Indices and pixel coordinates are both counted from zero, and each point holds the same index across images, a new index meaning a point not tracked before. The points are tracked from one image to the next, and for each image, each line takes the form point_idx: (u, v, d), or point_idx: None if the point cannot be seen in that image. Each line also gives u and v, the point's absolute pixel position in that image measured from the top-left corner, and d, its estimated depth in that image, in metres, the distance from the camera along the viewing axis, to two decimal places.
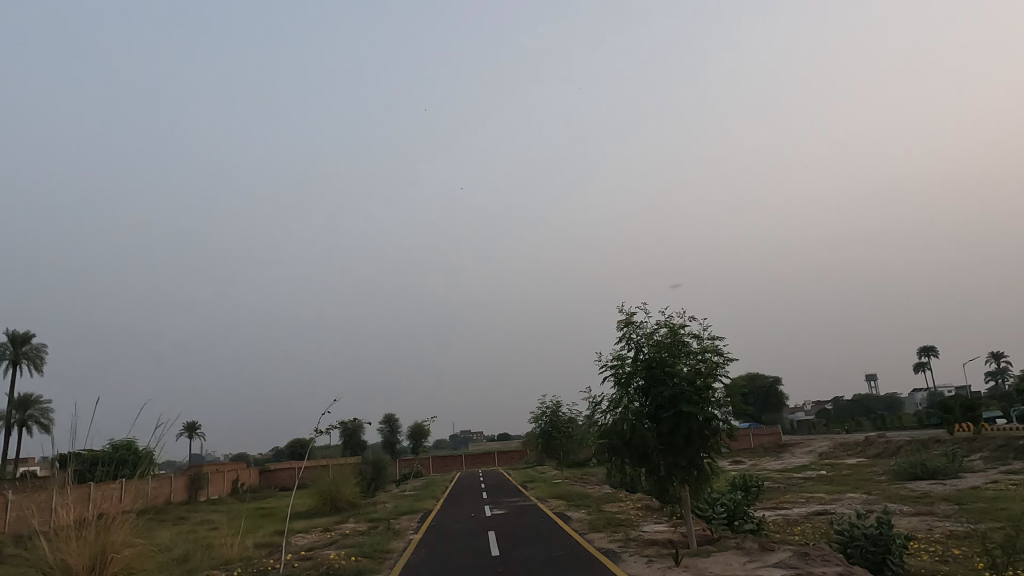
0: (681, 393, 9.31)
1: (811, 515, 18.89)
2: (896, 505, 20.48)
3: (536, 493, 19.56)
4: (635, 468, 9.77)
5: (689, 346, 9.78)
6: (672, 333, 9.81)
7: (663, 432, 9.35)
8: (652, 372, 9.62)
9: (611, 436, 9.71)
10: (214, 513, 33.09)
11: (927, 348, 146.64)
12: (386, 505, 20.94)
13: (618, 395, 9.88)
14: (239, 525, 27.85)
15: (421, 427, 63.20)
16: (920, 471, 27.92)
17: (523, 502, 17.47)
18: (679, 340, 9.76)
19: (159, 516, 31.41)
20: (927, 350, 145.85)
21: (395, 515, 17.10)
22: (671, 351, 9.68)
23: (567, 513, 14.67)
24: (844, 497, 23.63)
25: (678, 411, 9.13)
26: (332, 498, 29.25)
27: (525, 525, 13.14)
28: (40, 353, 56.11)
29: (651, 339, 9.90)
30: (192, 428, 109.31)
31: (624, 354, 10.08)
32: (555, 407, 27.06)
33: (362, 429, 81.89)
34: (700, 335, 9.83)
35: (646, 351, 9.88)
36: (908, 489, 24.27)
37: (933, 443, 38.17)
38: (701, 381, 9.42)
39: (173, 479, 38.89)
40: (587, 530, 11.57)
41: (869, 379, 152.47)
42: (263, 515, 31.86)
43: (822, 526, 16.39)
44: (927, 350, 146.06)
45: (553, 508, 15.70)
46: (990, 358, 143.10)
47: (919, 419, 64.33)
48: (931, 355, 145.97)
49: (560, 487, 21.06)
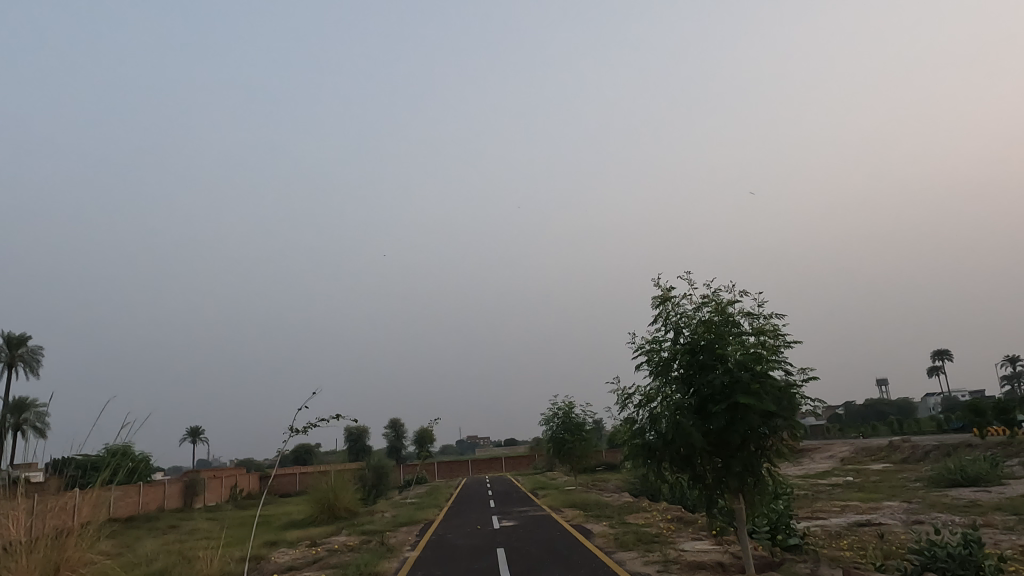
0: (734, 382, 7.57)
1: (855, 527, 17.01)
2: (945, 515, 18.58)
3: (548, 502, 17.78)
4: (677, 475, 8.06)
5: (740, 327, 8.04)
6: (721, 311, 8.10)
7: (712, 430, 7.60)
8: (695, 357, 7.93)
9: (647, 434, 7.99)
10: (207, 522, 31.46)
11: (943, 353, 143.66)
12: (384, 515, 19.21)
13: (654, 387, 8.20)
14: (229, 536, 26.14)
15: (427, 431, 61.58)
16: (961, 478, 25.96)
17: (535, 512, 15.71)
18: (728, 319, 8.05)
19: (149, 525, 29.81)
20: (943, 354, 143.00)
21: (390, 528, 15.37)
22: (719, 332, 7.98)
23: (585, 525, 12.93)
24: (883, 506, 21.74)
25: (730, 404, 7.40)
26: (329, 506, 27.62)
27: (538, 540, 11.40)
28: (36, 355, 54.57)
29: (693, 318, 8.20)
30: (197, 432, 108.10)
31: (661, 338, 8.40)
32: (568, 408, 25.24)
33: (367, 434, 80.27)
34: (753, 314, 8.11)
35: (687, 333, 8.19)
36: (952, 497, 22.33)
37: (965, 448, 36.15)
38: (757, 368, 7.68)
39: (167, 485, 37.31)
40: (614, 546, 9.88)
41: (882, 385, 149.54)
42: (258, 524, 30.21)
43: (871, 540, 14.61)
44: (942, 355, 143.28)
45: (569, 518, 14.01)
46: (1005, 362, 140.27)
47: (940, 424, 62.09)
48: (946, 359, 142.92)
49: (575, 495, 19.29)
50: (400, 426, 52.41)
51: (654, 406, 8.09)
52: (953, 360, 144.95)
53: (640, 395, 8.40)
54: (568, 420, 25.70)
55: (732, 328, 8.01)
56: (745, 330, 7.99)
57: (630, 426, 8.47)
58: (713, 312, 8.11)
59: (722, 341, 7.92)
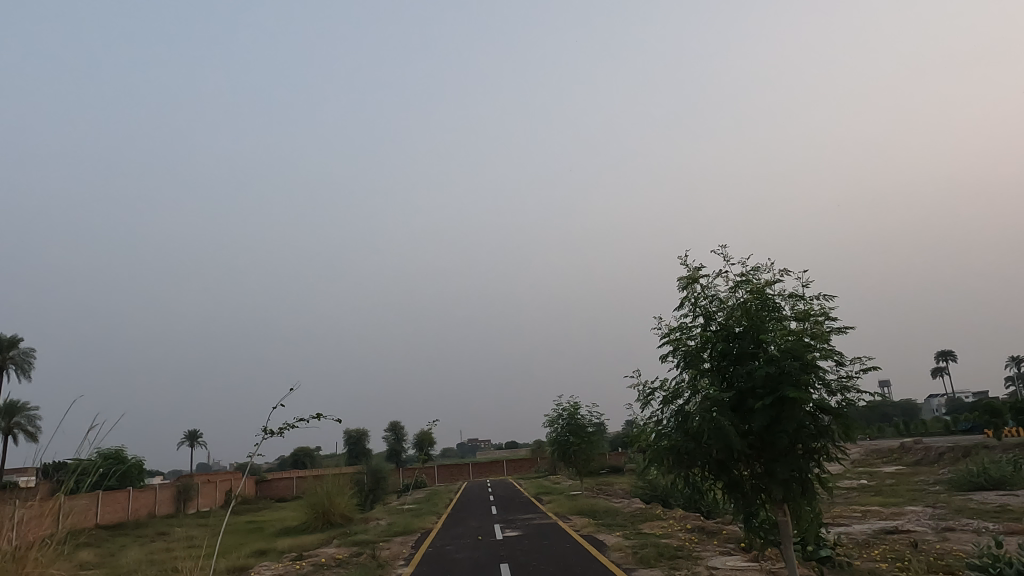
0: (779, 374, 6.48)
1: (883, 535, 15.90)
2: (976, 521, 17.50)
3: (554, 509, 16.68)
4: (710, 483, 6.94)
5: (781, 311, 6.94)
6: (759, 293, 6.98)
7: (752, 430, 6.50)
8: (731, 345, 6.86)
9: (676, 436, 6.88)
10: (197, 529, 30.35)
11: (946, 354, 142.60)
12: (380, 522, 18.10)
13: (681, 382, 7.10)
14: (219, 544, 25.02)
15: (427, 434, 60.54)
16: (984, 481, 24.85)
17: (542, 520, 14.61)
18: (767, 301, 6.96)
19: (137, 532, 28.70)
20: (945, 355, 142.07)
21: (384, 538, 14.25)
22: (759, 315, 6.89)
23: (597, 536, 11.78)
24: (906, 511, 20.63)
25: (776, 399, 6.30)
26: (324, 512, 26.50)
27: (546, 554, 10.29)
28: (28, 357, 53.45)
29: (727, 301, 7.12)
30: (195, 435, 107.44)
31: (689, 325, 7.31)
32: (573, 409, 24.11)
33: (367, 436, 79.22)
34: (796, 295, 7.01)
35: (720, 319, 7.10)
36: (978, 502, 21.19)
37: (981, 449, 35.04)
38: (805, 356, 6.59)
39: (159, 491, 36.18)
40: (632, 563, 8.77)
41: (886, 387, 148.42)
42: (250, 530, 29.12)
43: (904, 549, 13.53)
44: (945, 355, 142.30)
45: (579, 527, 12.93)
46: (1010, 362, 139.19)
47: (949, 425, 60.98)
48: (950, 360, 141.79)
49: (582, 501, 18.16)
50: (399, 429, 51.26)
51: (682, 403, 7.01)
52: (956, 361, 143.80)
53: (664, 390, 7.33)
54: (574, 422, 24.56)
55: (773, 311, 6.91)
56: (788, 313, 6.90)
57: (652, 426, 7.39)
58: (749, 293, 7.00)
59: (761, 325, 6.84)
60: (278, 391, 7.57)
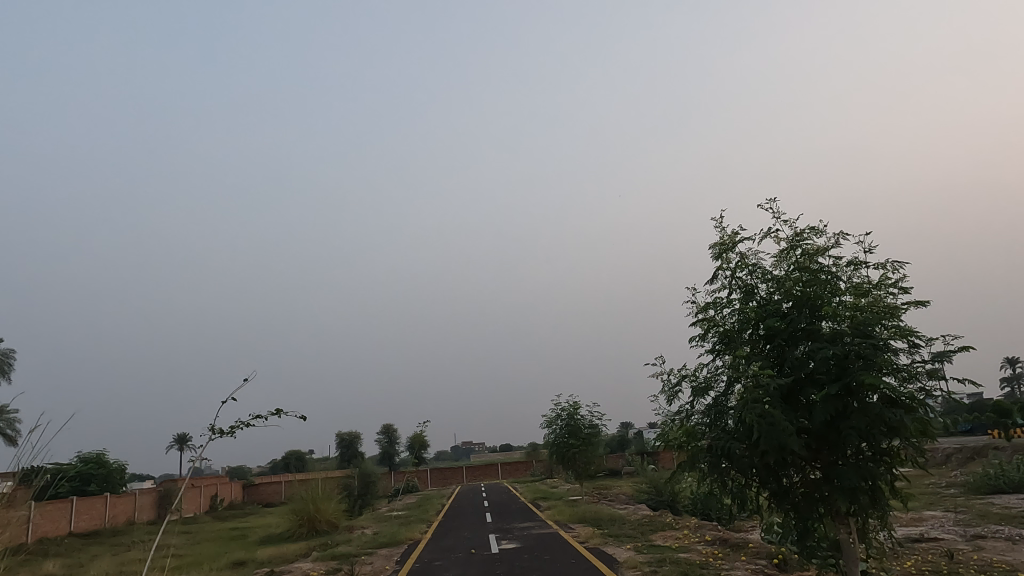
0: (842, 357, 5.23)
1: (910, 543, 14.68)
2: (1006, 528, 16.30)
3: (553, 516, 15.43)
4: (756, 492, 5.68)
5: (838, 282, 5.69)
6: (810, 260, 5.75)
7: (810, 427, 5.25)
8: (777, 324, 5.65)
9: (714, 435, 5.63)
10: (176, 537, 28.95)
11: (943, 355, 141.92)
12: (365, 531, 16.80)
13: (719, 368, 5.87)
14: (197, 553, 23.62)
15: (421, 437, 59.25)
16: (1002, 484, 23.70)
17: (541, 530, 13.24)
18: (822, 269, 5.72)
19: (112, 541, 27.23)
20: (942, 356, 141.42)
21: (366, 551, 12.87)
22: (812, 287, 5.66)
23: (604, 550, 10.46)
24: (927, 516, 19.44)
25: (837, 389, 5.08)
26: (309, 519, 25.13)
27: (546, 572, 9.02)
28: (9, 359, 51.87)
29: (772, 271, 5.88)
30: (185, 439, 105.79)
31: (724, 302, 6.09)
32: (573, 409, 22.82)
33: (359, 439, 77.86)
34: (857, 263, 5.77)
35: (763, 292, 5.87)
36: (1001, 506, 20.01)
37: (990, 450, 33.96)
38: (873, 335, 5.33)
39: (139, 496, 34.73)
40: None
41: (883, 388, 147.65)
42: (231, 538, 27.67)
43: (939, 561, 12.31)
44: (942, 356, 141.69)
45: (583, 539, 11.68)
46: (1006, 363, 138.74)
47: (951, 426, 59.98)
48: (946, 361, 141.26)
49: (583, 508, 16.82)
50: (391, 431, 49.84)
51: (721, 395, 5.76)
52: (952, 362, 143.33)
53: (695, 380, 6.13)
54: (572, 423, 23.26)
55: (828, 281, 5.68)
56: (846, 285, 5.66)
57: (681, 424, 6.18)
58: (799, 261, 5.78)
59: (814, 300, 5.61)
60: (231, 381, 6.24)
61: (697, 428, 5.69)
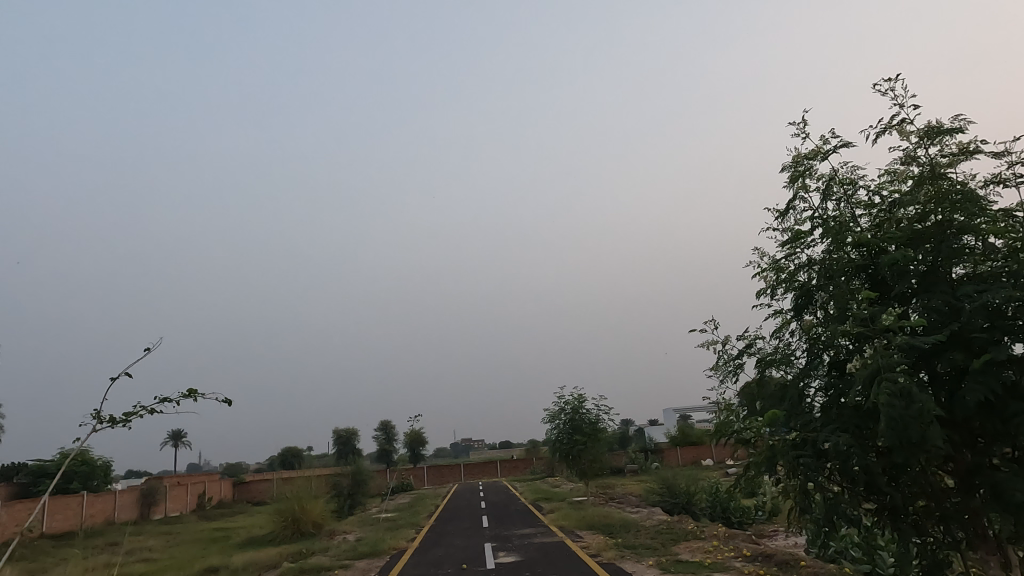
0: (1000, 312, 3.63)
1: None
2: None
3: (557, 521, 13.75)
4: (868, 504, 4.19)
5: (980, 206, 4.01)
6: (934, 178, 4.09)
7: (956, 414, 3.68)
8: (890, 270, 4.06)
9: (803, 432, 4.03)
10: (154, 539, 27.25)
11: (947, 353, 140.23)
12: (347, 538, 15.13)
13: (808, 336, 4.27)
14: (172, 558, 21.95)
15: (420, 435, 57.93)
16: None
17: (544, 540, 11.51)
18: (951, 190, 4.06)
19: (85, 543, 25.56)
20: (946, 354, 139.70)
21: (342, 563, 11.21)
22: (937, 214, 4.04)
23: (619, 565, 8.76)
24: None
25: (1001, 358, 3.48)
26: (294, 520, 23.52)
27: None
28: None
29: (876, 199, 4.23)
30: (180, 434, 105.34)
31: (807, 244, 4.46)
32: (578, 402, 21.09)
33: (356, 435, 76.40)
34: (995, 181, 4.16)
35: (866, 228, 4.23)
36: None
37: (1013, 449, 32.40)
38: None
39: (119, 495, 33.05)
40: None
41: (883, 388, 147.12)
42: (212, 540, 26.01)
43: None
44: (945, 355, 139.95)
45: (593, 551, 9.99)
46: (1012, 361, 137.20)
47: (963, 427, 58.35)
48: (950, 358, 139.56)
49: (590, 511, 15.16)
50: (387, 427, 48.25)
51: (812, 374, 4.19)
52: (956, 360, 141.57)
53: (770, 354, 4.54)
54: (577, 418, 21.54)
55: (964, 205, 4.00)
56: (991, 209, 3.99)
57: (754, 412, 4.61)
58: (916, 180, 4.12)
59: (941, 234, 4.01)
60: (136, 347, 4.97)
61: (780, 416, 4.13)
